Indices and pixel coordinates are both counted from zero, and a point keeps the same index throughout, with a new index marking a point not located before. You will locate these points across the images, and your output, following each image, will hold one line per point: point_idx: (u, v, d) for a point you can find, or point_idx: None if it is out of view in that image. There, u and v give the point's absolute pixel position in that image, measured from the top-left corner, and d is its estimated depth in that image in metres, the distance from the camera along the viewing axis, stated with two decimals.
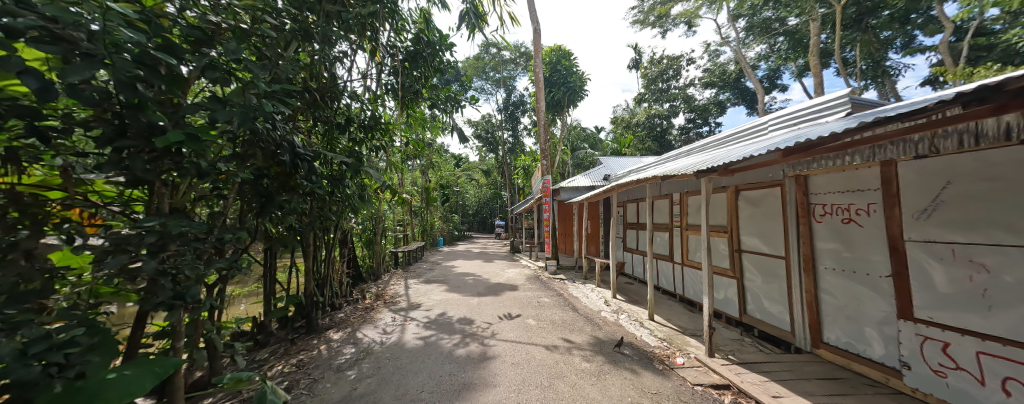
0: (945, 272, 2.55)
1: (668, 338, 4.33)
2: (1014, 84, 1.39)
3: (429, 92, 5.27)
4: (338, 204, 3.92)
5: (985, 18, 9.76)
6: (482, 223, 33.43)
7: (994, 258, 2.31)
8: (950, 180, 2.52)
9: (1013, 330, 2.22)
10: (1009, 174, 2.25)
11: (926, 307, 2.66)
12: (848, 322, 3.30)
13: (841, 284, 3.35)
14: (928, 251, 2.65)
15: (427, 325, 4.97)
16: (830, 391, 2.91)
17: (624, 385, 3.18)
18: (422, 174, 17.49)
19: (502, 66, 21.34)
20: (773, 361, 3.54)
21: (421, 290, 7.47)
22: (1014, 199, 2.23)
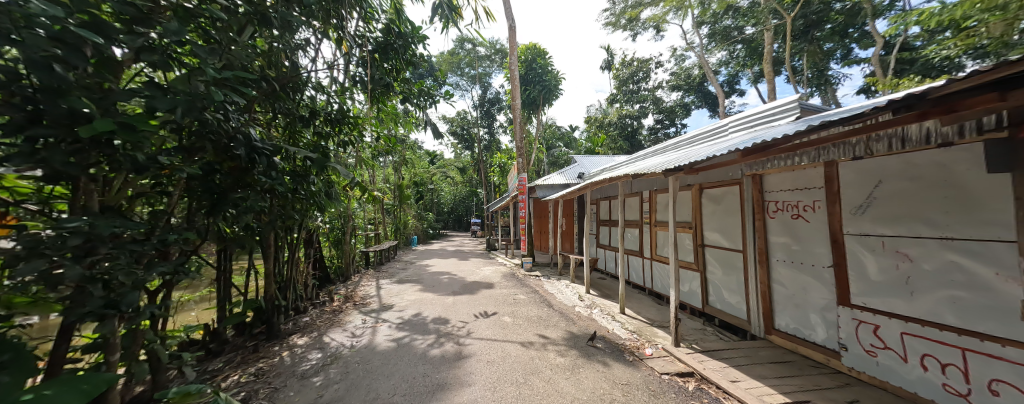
0: (876, 262, 2.85)
1: (638, 330, 4.51)
2: (936, 93, 1.53)
3: (401, 86, 5.09)
4: (301, 202, 3.70)
5: (908, 35, 11.00)
6: (458, 222, 33.01)
7: (915, 249, 2.60)
8: (881, 179, 2.81)
9: (930, 313, 2.52)
10: (929, 174, 2.53)
11: (861, 294, 2.96)
12: (795, 310, 3.61)
13: (790, 275, 3.65)
14: (864, 244, 2.94)
15: (400, 326, 4.84)
16: (780, 373, 3.16)
17: (597, 378, 3.28)
18: (394, 171, 16.97)
19: (477, 62, 21.13)
20: (731, 348, 3.79)
21: (393, 291, 7.26)
22: (931, 196, 2.52)
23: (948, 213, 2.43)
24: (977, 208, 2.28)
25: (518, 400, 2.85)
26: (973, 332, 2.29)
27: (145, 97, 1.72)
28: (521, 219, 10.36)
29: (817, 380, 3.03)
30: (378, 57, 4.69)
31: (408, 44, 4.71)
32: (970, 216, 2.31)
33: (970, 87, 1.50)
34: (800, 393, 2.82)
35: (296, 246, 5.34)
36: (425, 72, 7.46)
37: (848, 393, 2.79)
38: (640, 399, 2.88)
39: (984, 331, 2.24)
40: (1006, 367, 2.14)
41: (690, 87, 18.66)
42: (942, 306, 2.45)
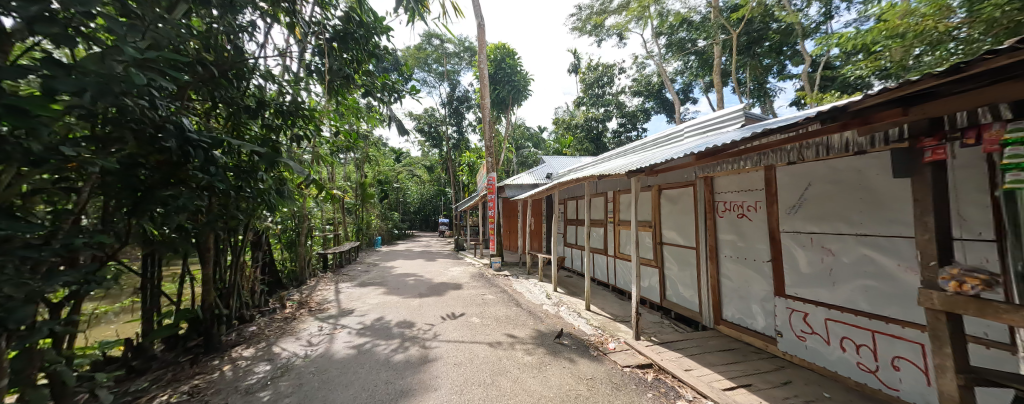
0: (806, 256, 3.21)
1: (602, 326, 4.69)
2: (857, 107, 1.74)
3: (363, 78, 4.82)
4: (248, 201, 3.39)
5: (830, 56, 12.50)
6: (425, 222, 32.12)
7: (836, 244, 2.96)
8: (811, 182, 3.17)
9: (848, 300, 2.88)
10: (847, 178, 2.89)
11: (794, 285, 3.32)
12: (740, 301, 3.96)
13: (736, 269, 4.00)
14: (796, 240, 3.30)
15: (360, 332, 4.60)
16: (726, 360, 3.45)
17: (563, 374, 3.36)
18: (357, 168, 16.14)
19: (446, 59, 20.71)
20: (685, 339, 4.07)
21: (354, 295, 6.89)
22: (847, 197, 2.88)
23: (861, 212, 2.79)
24: (884, 208, 2.63)
25: (485, 401, 2.84)
26: (880, 316, 2.66)
27: (42, 76, 1.48)
28: (489, 218, 10.31)
29: (757, 365, 3.34)
30: (337, 46, 4.40)
31: (370, 34, 4.44)
32: (879, 215, 2.67)
33: (881, 103, 1.73)
34: (743, 377, 3.09)
35: (241, 249, 4.87)
36: (390, 66, 7.14)
37: (782, 375, 3.11)
38: (604, 392, 3.00)
39: (889, 315, 2.61)
40: (905, 345, 2.51)
41: (650, 93, 19.69)
42: (857, 295, 2.82)
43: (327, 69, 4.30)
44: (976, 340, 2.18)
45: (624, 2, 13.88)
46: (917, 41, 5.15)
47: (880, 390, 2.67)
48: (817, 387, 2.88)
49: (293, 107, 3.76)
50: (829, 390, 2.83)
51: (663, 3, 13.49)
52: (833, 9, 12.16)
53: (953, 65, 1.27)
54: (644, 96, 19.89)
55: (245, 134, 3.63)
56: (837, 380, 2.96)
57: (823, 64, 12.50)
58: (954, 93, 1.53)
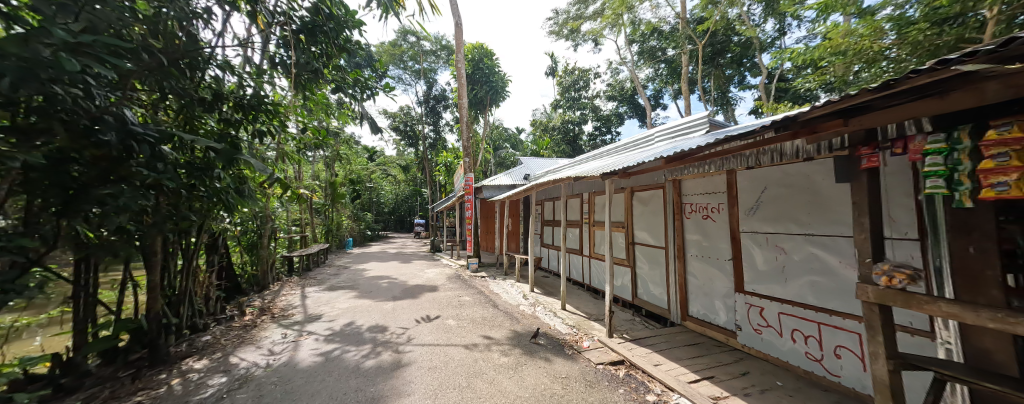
0: (762, 255, 3.44)
1: (577, 324, 4.77)
2: (805, 118, 1.89)
3: (333, 73, 4.60)
4: (203, 200, 3.15)
5: (784, 69, 13.53)
6: (400, 223, 31.38)
7: (789, 243, 3.20)
8: (766, 186, 3.41)
9: (798, 295, 3.12)
10: (797, 182, 3.13)
11: (752, 282, 3.55)
12: (704, 298, 4.17)
13: (701, 267, 4.21)
14: (754, 240, 3.54)
15: (328, 339, 4.39)
16: (692, 354, 3.62)
17: (539, 374, 3.38)
18: (327, 167, 15.43)
19: (422, 57, 20.28)
20: (654, 335, 4.23)
21: (322, 299, 6.56)
22: (797, 200, 3.12)
23: (810, 214, 3.02)
24: (828, 210, 2.88)
25: None
26: (825, 308, 2.90)
27: None
28: (466, 219, 10.21)
29: (719, 357, 3.54)
30: (304, 38, 4.17)
31: (341, 28, 4.23)
32: (824, 216, 2.91)
33: (826, 115, 1.89)
34: (707, 370, 3.26)
35: (194, 253, 4.50)
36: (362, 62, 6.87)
37: (741, 367, 3.31)
38: (578, 390, 3.05)
39: (832, 307, 2.85)
40: (846, 335, 2.75)
41: (623, 99, 20.26)
42: (806, 289, 3.06)
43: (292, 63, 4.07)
44: (903, 329, 2.44)
45: (599, 9, 14.27)
46: (856, 59, 5.68)
47: (824, 376, 2.91)
48: (771, 377, 3.09)
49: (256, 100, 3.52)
50: (781, 379, 3.05)
51: (636, 12, 14.03)
52: (786, 26, 13.17)
53: (884, 82, 1.42)
54: (619, 101, 20.43)
55: (199, 128, 3.36)
56: (789, 369, 3.19)
57: (777, 77, 13.52)
58: (885, 108, 1.71)
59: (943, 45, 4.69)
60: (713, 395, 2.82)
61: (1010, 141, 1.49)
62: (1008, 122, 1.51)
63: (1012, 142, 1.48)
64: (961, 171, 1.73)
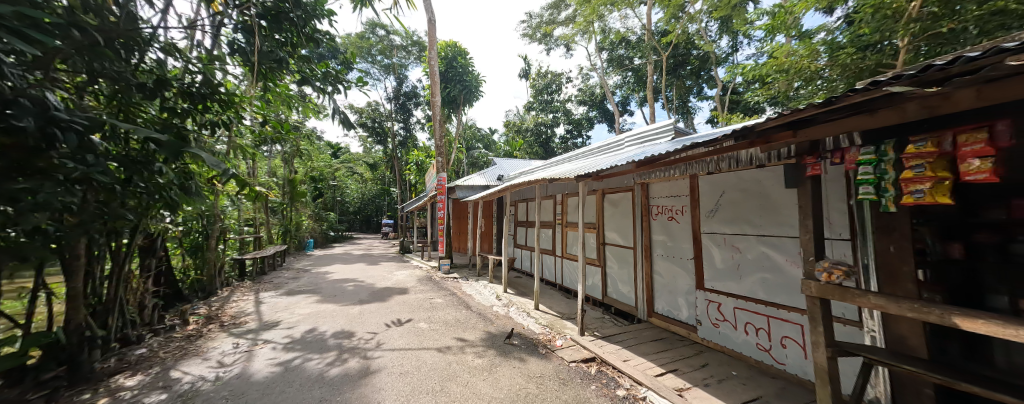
0: (720, 254, 3.70)
1: (549, 324, 4.84)
2: (761, 128, 2.04)
3: (298, 64, 4.30)
4: (143, 198, 2.83)
5: (738, 83, 14.64)
6: (366, 223, 30.18)
7: (743, 243, 3.46)
8: (724, 190, 3.66)
9: (751, 291, 3.39)
10: (751, 188, 3.39)
11: (711, 280, 3.79)
12: (669, 295, 4.40)
13: (666, 266, 4.44)
14: (713, 240, 3.78)
15: (287, 347, 4.10)
16: (657, 349, 3.81)
17: (513, 374, 3.39)
18: (286, 163, 14.46)
19: (392, 52, 19.59)
20: (622, 332, 4.40)
21: (280, 305, 6.11)
22: (751, 203, 3.38)
23: (762, 216, 3.29)
24: (777, 213, 3.15)
25: None
26: (774, 303, 3.17)
27: None
28: (438, 219, 10.00)
29: (681, 351, 3.75)
30: (265, 25, 3.87)
31: (308, 17, 3.95)
32: (774, 218, 3.18)
33: (778, 126, 2.06)
34: (671, 363, 3.45)
35: (126, 257, 4.00)
36: (330, 53, 6.49)
37: (701, 359, 3.54)
38: (552, 388, 3.10)
39: (780, 301, 3.13)
40: (791, 327, 3.02)
41: (594, 104, 20.81)
42: (758, 285, 3.32)
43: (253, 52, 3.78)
44: (838, 319, 2.73)
45: (572, 15, 14.68)
46: (796, 76, 6.20)
47: (772, 365, 3.19)
48: (727, 367, 3.33)
49: (208, 88, 3.22)
50: (736, 369, 3.30)
51: (606, 20, 14.57)
52: (739, 43, 14.31)
53: (827, 98, 1.58)
54: (588, 106, 20.98)
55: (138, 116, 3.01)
56: (742, 359, 3.46)
57: (731, 90, 14.62)
58: (827, 121, 1.90)
59: (866, 68, 5.37)
60: (677, 387, 3.00)
61: (925, 155, 1.73)
62: (924, 138, 1.75)
63: (927, 155, 1.73)
64: (886, 179, 1.98)
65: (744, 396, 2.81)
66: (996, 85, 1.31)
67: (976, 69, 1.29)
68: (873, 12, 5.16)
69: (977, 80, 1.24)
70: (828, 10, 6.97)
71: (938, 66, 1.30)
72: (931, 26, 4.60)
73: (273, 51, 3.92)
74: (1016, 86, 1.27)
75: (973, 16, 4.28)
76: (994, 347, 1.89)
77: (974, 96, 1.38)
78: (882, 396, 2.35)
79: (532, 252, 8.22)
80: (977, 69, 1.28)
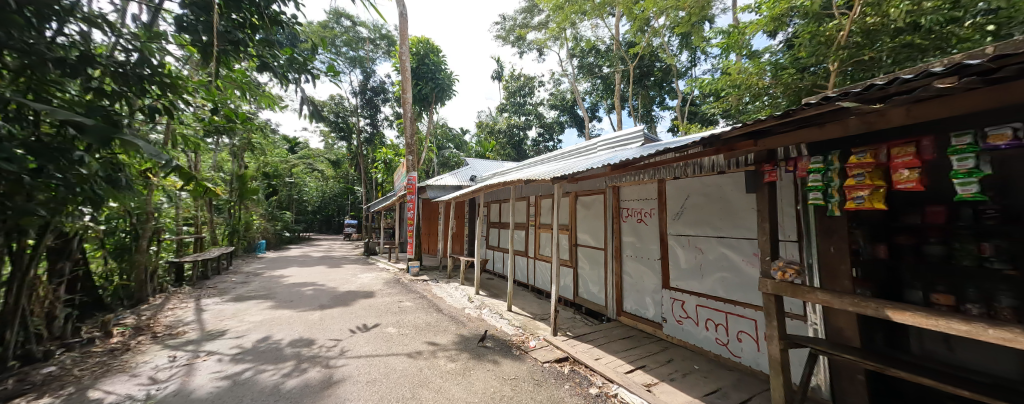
0: (684, 254, 3.91)
1: (523, 325, 4.85)
2: (727, 136, 2.19)
3: (258, 48, 3.97)
4: (58, 190, 2.56)
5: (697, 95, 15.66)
6: (327, 223, 28.58)
7: (705, 244, 3.67)
8: (688, 194, 3.88)
9: (711, 289, 3.61)
10: (712, 192, 3.62)
11: (675, 279, 4.00)
12: (637, 294, 4.59)
13: (635, 266, 4.62)
14: (678, 241, 3.99)
15: (236, 358, 3.74)
16: (626, 347, 3.95)
17: (488, 377, 3.35)
18: (235, 157, 13.28)
19: (359, 44, 18.73)
20: (593, 331, 4.52)
21: (227, 313, 5.56)
22: (713, 206, 3.60)
23: (722, 219, 3.51)
24: (735, 216, 3.38)
25: None
26: (731, 300, 3.40)
27: None
28: (407, 220, 9.67)
29: (648, 348, 3.92)
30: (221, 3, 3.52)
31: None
32: (732, 221, 3.41)
33: (740, 136, 2.22)
34: (639, 360, 3.58)
35: (32, 261, 3.44)
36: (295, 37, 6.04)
37: (667, 354, 3.72)
38: (527, 390, 3.10)
39: (736, 298, 3.36)
40: (746, 322, 3.26)
41: (565, 108, 21.27)
42: (718, 284, 3.54)
43: (207, 32, 3.45)
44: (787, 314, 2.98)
45: (545, 21, 14.98)
46: (746, 91, 6.79)
47: (729, 358, 3.42)
48: (690, 361, 3.53)
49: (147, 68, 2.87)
50: (698, 363, 3.50)
51: (578, 27, 14.99)
52: (697, 58, 15.39)
53: (785, 111, 1.76)
54: (559, 110, 21.41)
55: (56, 96, 2.62)
56: (703, 353, 3.68)
57: (691, 102, 15.62)
58: (783, 133, 2.08)
59: (803, 88, 6.01)
60: (646, 382, 3.12)
61: (865, 165, 1.96)
62: (864, 150, 1.98)
63: (867, 165, 1.95)
64: (832, 186, 2.22)
65: (706, 388, 2.99)
66: (923, 104, 1.52)
67: (908, 91, 1.49)
68: (810, 38, 5.77)
69: (910, 99, 1.43)
70: (773, 34, 7.71)
71: (879, 86, 1.49)
72: (856, 53, 5.25)
73: (230, 32, 3.59)
74: (938, 107, 1.49)
75: (888, 47, 5.01)
76: (908, 335, 2.28)
77: (904, 114, 1.60)
78: (823, 382, 2.60)
79: (504, 253, 8.21)
80: (908, 90, 1.49)
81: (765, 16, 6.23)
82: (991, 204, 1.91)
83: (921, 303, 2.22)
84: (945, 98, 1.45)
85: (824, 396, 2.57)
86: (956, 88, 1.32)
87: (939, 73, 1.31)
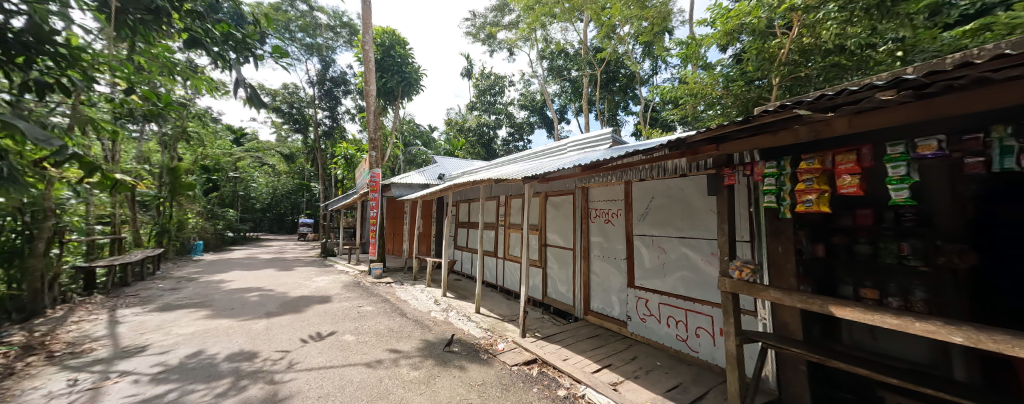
0: (648, 254, 4.08)
1: (491, 327, 4.80)
2: (692, 140, 2.30)
3: (186, 20, 3.57)
4: None
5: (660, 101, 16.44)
6: (280, 222, 26.68)
7: (668, 243, 3.86)
8: (653, 196, 4.06)
9: (673, 287, 3.79)
10: (675, 194, 3.82)
11: (640, 278, 4.16)
12: (603, 293, 4.73)
13: (602, 265, 4.75)
14: (643, 241, 4.15)
15: (157, 378, 3.33)
16: (593, 346, 4.05)
17: (454, 385, 3.27)
18: (167, 148, 11.93)
19: (318, 31, 17.66)
20: (562, 331, 4.58)
21: (150, 325, 4.96)
22: (676, 207, 3.79)
23: (683, 220, 3.70)
24: (695, 217, 3.58)
25: None
26: (691, 297, 3.60)
27: None
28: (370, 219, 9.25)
29: (614, 346, 4.05)
30: None
31: None
32: (693, 221, 3.61)
33: (703, 141, 2.34)
34: (606, 358, 3.69)
35: None
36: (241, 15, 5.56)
37: (631, 352, 3.86)
38: (493, 396, 3.07)
39: (696, 296, 3.56)
40: (704, 318, 3.46)
41: (534, 109, 21.47)
42: (679, 282, 3.73)
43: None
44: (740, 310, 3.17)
45: (515, 20, 15.07)
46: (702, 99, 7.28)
47: (688, 353, 3.63)
48: (652, 358, 3.69)
49: (35, 37, 2.69)
50: (659, 359, 3.67)
51: (548, 29, 15.20)
52: (659, 67, 16.23)
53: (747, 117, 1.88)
54: (529, 111, 21.59)
55: None
56: (664, 349, 3.87)
57: (654, 107, 16.39)
58: (742, 139, 2.22)
59: (749, 100, 6.59)
60: (612, 381, 3.22)
61: (813, 170, 2.17)
62: (813, 156, 2.19)
63: (815, 170, 2.17)
64: (784, 190, 2.43)
65: (668, 384, 3.13)
66: (865, 115, 1.69)
67: (854, 101, 1.66)
68: (757, 54, 6.31)
69: (855, 108, 1.60)
70: (726, 48, 8.33)
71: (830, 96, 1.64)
72: (794, 70, 5.82)
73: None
74: (877, 117, 1.66)
75: (820, 66, 5.62)
76: (841, 326, 2.53)
77: (848, 124, 1.77)
78: (770, 373, 2.84)
79: (473, 254, 8.12)
80: (855, 100, 1.65)
81: (719, 31, 6.73)
82: (908, 208, 2.22)
83: (851, 298, 2.49)
84: (883, 111, 1.63)
85: (771, 386, 2.80)
86: (894, 100, 1.48)
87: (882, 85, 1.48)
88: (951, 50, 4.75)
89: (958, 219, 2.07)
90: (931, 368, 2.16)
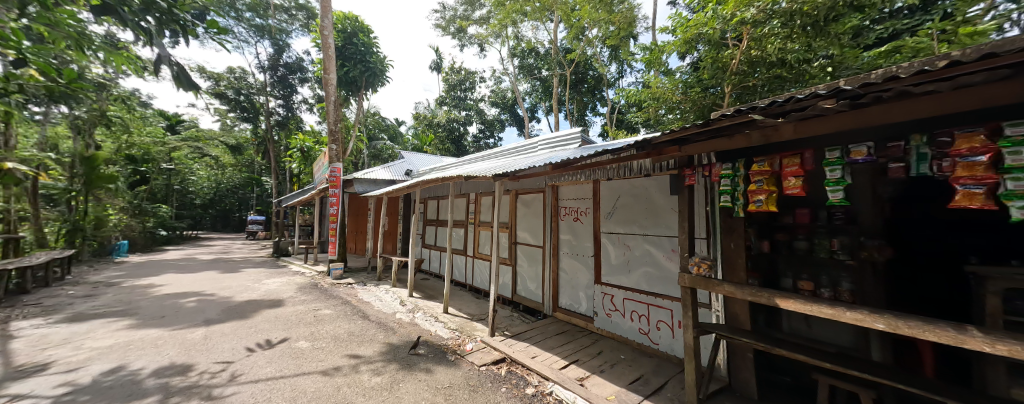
0: (614, 251, 4.23)
1: (459, 327, 4.73)
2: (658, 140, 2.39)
3: None
4: None
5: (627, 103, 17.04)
6: (226, 219, 24.51)
7: (633, 240, 4.02)
8: (620, 195, 4.21)
9: (637, 283, 3.96)
10: (640, 193, 3.98)
11: (607, 274, 4.31)
12: (571, 290, 4.83)
13: (570, 263, 4.86)
14: (610, 239, 4.30)
15: (61, 401, 2.90)
16: (561, 342, 4.12)
17: (419, 389, 3.18)
18: (82, 134, 10.47)
19: (270, 12, 16.37)
20: (530, 328, 4.62)
21: (54, 339, 4.32)
22: (640, 206, 3.96)
23: (648, 218, 3.87)
24: (658, 215, 3.76)
25: None
26: (653, 292, 3.78)
27: None
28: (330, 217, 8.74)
29: (581, 342, 4.15)
30: None
31: None
32: (656, 220, 3.79)
33: (667, 141, 2.44)
34: (573, 354, 3.77)
35: None
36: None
37: (597, 347, 3.98)
38: (460, 399, 3.02)
39: (658, 291, 3.74)
40: (665, 311, 3.65)
41: (505, 106, 21.43)
42: (643, 278, 3.90)
43: None
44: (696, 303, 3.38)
45: (485, 16, 14.92)
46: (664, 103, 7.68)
47: (649, 345, 3.81)
48: (617, 352, 3.84)
49: None
50: (623, 352, 3.82)
51: (519, 27, 15.21)
52: (625, 70, 16.83)
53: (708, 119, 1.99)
54: (500, 108, 21.53)
55: None
56: (627, 343, 4.03)
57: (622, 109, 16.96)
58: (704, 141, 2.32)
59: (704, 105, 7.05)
60: (578, 377, 3.30)
61: (764, 172, 2.37)
62: (764, 159, 2.39)
63: (765, 172, 2.36)
64: (738, 190, 2.62)
65: (631, 377, 3.27)
66: (808, 122, 1.86)
67: (799, 107, 1.81)
68: (712, 63, 6.75)
69: (800, 115, 1.74)
70: (686, 55, 8.83)
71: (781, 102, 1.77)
72: (743, 79, 6.31)
73: None
74: (818, 124, 1.83)
75: (765, 77, 6.12)
76: (782, 316, 2.78)
77: (793, 131, 1.94)
78: (722, 361, 2.96)
79: (442, 253, 7.95)
80: (801, 108, 1.80)
81: (679, 39, 7.10)
82: (839, 208, 2.49)
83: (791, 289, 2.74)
84: (822, 119, 1.80)
85: (722, 374, 2.95)
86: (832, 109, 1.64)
87: (824, 94, 1.65)
88: (869, 68, 5.36)
89: (879, 217, 2.35)
90: (854, 350, 2.44)
